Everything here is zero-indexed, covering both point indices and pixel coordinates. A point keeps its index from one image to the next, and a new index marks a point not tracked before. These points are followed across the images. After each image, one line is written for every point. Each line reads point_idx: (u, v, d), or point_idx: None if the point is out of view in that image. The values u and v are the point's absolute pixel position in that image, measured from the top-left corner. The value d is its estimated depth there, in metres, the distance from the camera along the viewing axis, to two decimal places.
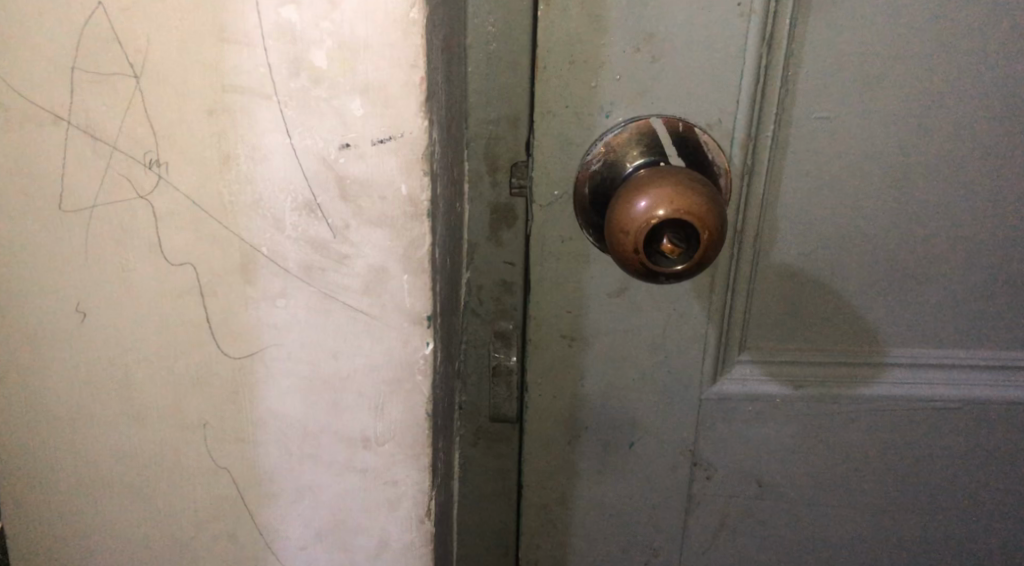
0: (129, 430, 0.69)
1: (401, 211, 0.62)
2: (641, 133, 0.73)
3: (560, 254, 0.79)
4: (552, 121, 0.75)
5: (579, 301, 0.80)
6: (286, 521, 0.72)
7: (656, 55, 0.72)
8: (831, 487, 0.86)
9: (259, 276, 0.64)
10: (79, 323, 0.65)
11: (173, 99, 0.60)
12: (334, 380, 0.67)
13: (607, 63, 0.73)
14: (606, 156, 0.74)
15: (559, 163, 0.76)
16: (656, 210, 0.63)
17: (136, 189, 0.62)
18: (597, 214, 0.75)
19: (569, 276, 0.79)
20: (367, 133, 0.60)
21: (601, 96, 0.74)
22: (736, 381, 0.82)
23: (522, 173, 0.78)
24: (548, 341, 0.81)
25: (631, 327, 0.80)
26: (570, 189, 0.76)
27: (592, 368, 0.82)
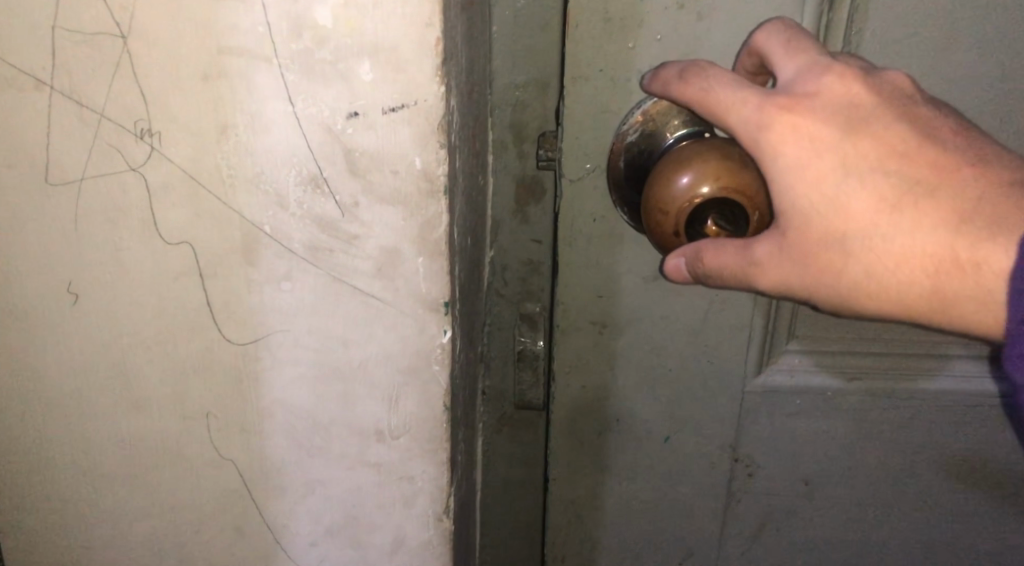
0: (128, 417, 0.64)
1: (416, 188, 0.56)
2: None
3: (591, 235, 0.72)
4: (583, 87, 0.68)
5: (611, 284, 0.73)
6: (295, 516, 0.67)
7: (704, 12, 0.65)
8: (885, 487, 0.79)
9: (261, 257, 0.59)
10: (71, 305, 0.61)
11: (161, 62, 0.54)
12: (346, 368, 0.62)
13: (648, 22, 0.66)
14: (644, 126, 0.67)
15: (591, 133, 0.69)
16: (700, 187, 0.57)
17: (127, 161, 0.57)
18: (634, 187, 0.69)
19: (602, 258, 0.73)
20: (378, 100, 0.54)
21: (640, 59, 0.67)
22: (783, 371, 0.76)
23: (549, 144, 0.73)
24: (576, 327, 0.75)
25: (667, 314, 0.74)
26: (604, 161, 0.70)
27: (625, 356, 0.76)
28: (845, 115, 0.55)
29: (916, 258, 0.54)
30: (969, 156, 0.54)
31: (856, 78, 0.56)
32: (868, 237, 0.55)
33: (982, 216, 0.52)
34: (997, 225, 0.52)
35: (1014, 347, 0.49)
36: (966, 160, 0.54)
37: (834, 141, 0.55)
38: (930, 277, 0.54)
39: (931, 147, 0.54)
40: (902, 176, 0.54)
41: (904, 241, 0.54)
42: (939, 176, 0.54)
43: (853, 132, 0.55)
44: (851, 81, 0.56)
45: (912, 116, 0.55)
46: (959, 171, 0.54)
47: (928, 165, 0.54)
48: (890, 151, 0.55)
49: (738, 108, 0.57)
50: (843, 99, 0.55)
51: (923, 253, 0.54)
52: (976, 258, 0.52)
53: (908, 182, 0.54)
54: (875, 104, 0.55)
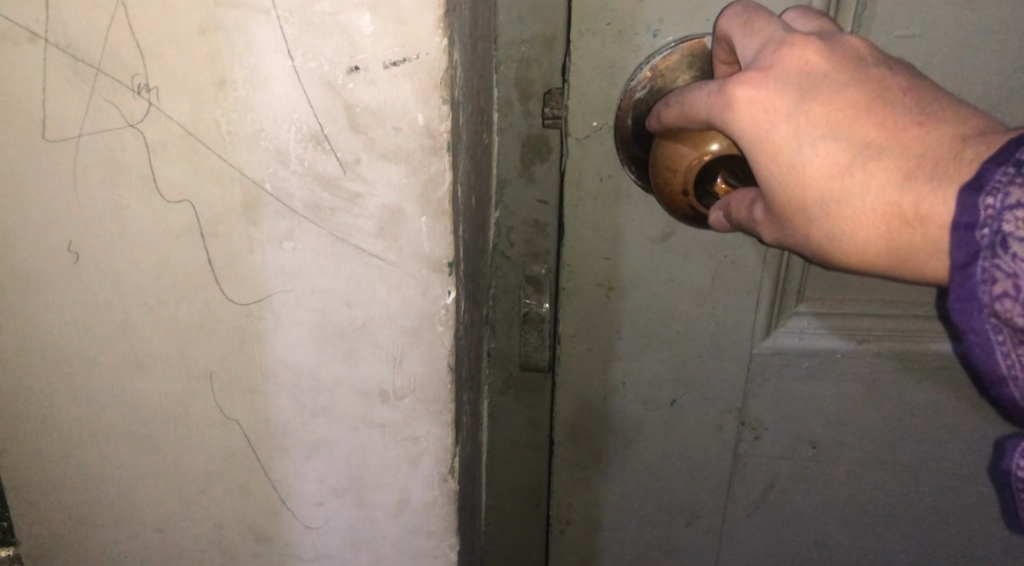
0: (132, 376, 0.64)
1: (418, 144, 0.55)
2: (694, 55, 0.65)
3: (597, 194, 0.71)
4: (591, 41, 0.66)
5: (618, 245, 0.73)
6: (301, 476, 0.68)
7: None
8: (893, 453, 0.79)
9: (263, 215, 0.58)
10: (72, 263, 0.60)
11: (157, 13, 0.53)
12: (349, 329, 0.62)
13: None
14: (653, 82, 0.66)
15: (599, 90, 0.68)
16: (709, 145, 0.59)
17: (125, 117, 0.56)
18: (642, 147, 0.68)
19: (609, 218, 0.72)
20: (379, 54, 0.53)
21: (649, 12, 0.65)
22: (791, 333, 0.75)
23: (556, 102, 0.73)
24: (582, 288, 0.75)
25: (674, 275, 0.73)
26: (612, 120, 0.68)
27: (632, 318, 0.75)
28: (798, 83, 0.53)
29: (870, 219, 0.51)
30: (921, 112, 0.51)
31: (810, 44, 0.54)
32: (824, 201, 0.52)
33: (927, 170, 0.49)
34: (938, 177, 0.48)
35: (959, 289, 0.46)
36: (917, 118, 0.50)
37: (786, 112, 0.53)
38: (883, 236, 0.50)
39: (883, 107, 0.51)
40: (853, 139, 0.51)
41: (857, 203, 0.51)
42: (889, 135, 0.51)
43: (804, 98, 0.53)
44: (806, 50, 0.54)
45: (868, 77, 0.53)
46: (910, 129, 0.50)
47: (879, 125, 0.51)
48: (842, 114, 0.52)
49: (701, 98, 0.57)
50: (796, 67, 0.54)
51: (876, 213, 0.50)
52: (921, 213, 0.48)
53: (859, 144, 0.51)
54: (829, 69, 0.53)
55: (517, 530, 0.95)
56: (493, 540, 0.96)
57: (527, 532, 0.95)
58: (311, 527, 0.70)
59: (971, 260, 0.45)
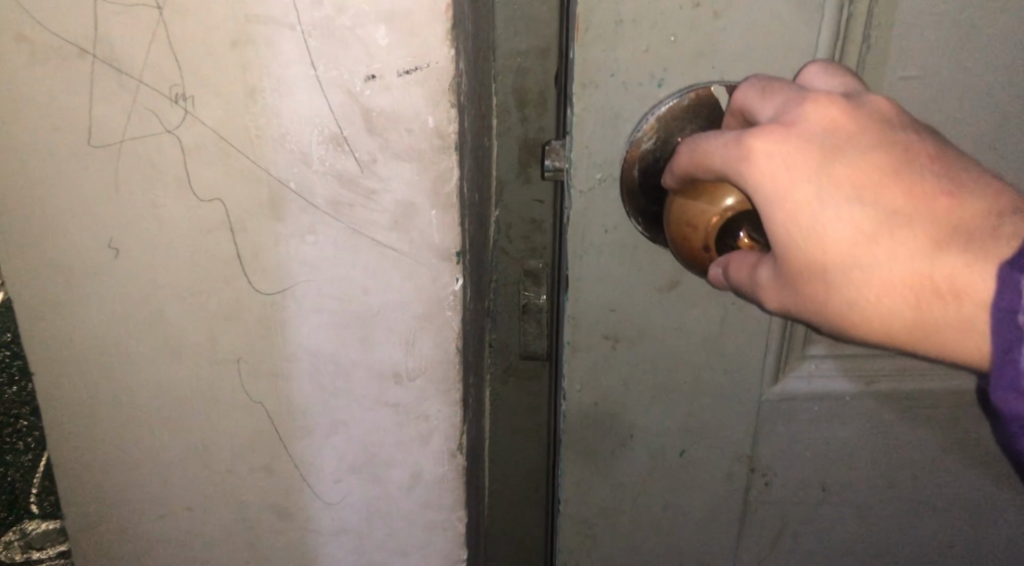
0: (164, 362, 0.70)
1: (429, 144, 0.61)
2: (699, 104, 0.63)
3: (604, 248, 0.69)
4: (594, 93, 0.65)
5: (625, 298, 0.71)
6: (321, 454, 0.74)
7: (720, 9, 0.62)
8: (897, 494, 0.79)
9: (287, 211, 0.64)
10: (112, 259, 0.65)
11: (194, 30, 0.58)
12: (365, 315, 0.68)
13: (662, 22, 0.63)
14: (660, 134, 0.65)
15: (602, 141, 0.66)
16: (726, 200, 0.57)
17: (162, 123, 0.61)
18: (649, 199, 0.66)
19: (615, 270, 0.70)
20: (393, 63, 0.59)
21: (654, 62, 0.64)
22: (800, 380, 0.75)
23: (557, 154, 0.71)
24: (589, 342, 0.73)
25: (682, 324, 0.72)
26: (616, 172, 0.67)
27: (638, 371, 0.74)
28: (822, 143, 0.53)
29: (897, 287, 0.51)
30: (951, 183, 0.51)
31: (834, 102, 0.54)
32: (849, 267, 0.52)
33: (962, 243, 0.50)
34: (973, 251, 0.49)
35: (1003, 377, 0.48)
36: (945, 188, 0.51)
37: (810, 172, 0.53)
38: (911, 306, 0.51)
39: (908, 175, 0.52)
40: (880, 206, 0.52)
41: (882, 271, 0.52)
42: (919, 203, 0.51)
43: (830, 159, 0.53)
44: (829, 107, 0.54)
45: (893, 143, 0.53)
46: (940, 198, 0.51)
47: (907, 193, 0.51)
48: (869, 180, 0.52)
49: (718, 149, 0.56)
50: (821, 125, 0.53)
51: (904, 283, 0.51)
52: (956, 287, 0.50)
53: (886, 211, 0.52)
54: (853, 130, 0.53)
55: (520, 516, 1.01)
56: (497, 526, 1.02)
57: (528, 519, 1.01)
58: (330, 504, 0.76)
59: (1014, 348, 0.47)
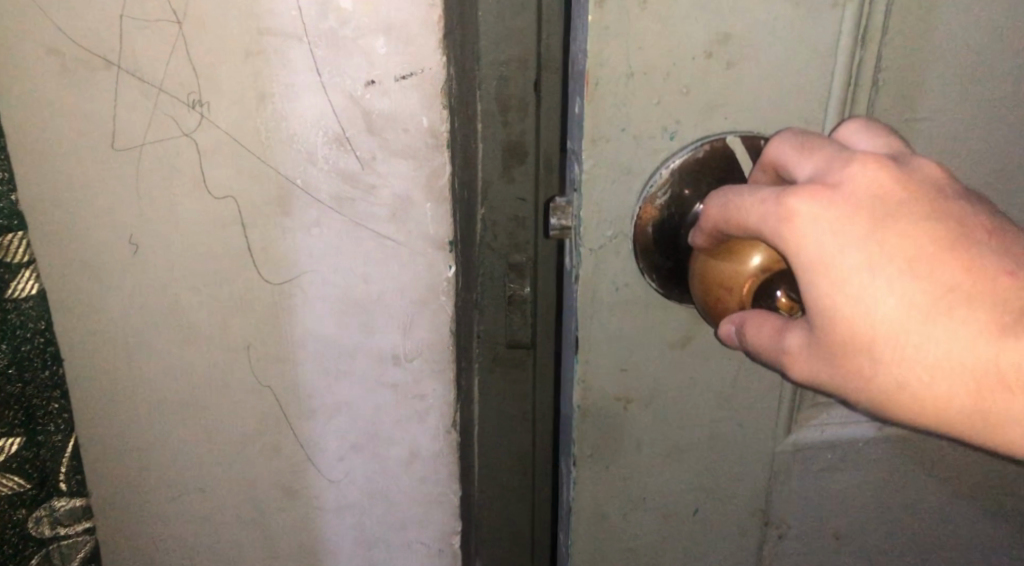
0: (180, 350, 0.75)
1: (423, 143, 0.68)
2: (715, 157, 0.60)
3: (615, 307, 0.65)
4: (604, 148, 0.61)
5: (637, 356, 0.67)
6: (324, 434, 0.80)
7: (734, 58, 0.58)
8: (916, 550, 0.76)
9: (294, 206, 0.70)
10: (132, 254, 0.71)
11: (211, 42, 0.64)
12: (366, 301, 0.74)
13: (674, 73, 0.59)
14: (675, 188, 0.61)
15: (614, 199, 0.62)
16: (753, 258, 0.54)
17: (180, 127, 0.67)
18: (666, 255, 0.62)
19: (627, 329, 0.66)
20: (391, 69, 0.65)
21: (665, 115, 0.60)
22: (813, 428, 0.72)
23: (563, 212, 0.66)
24: (598, 406, 0.68)
25: (694, 379, 0.67)
26: (628, 229, 0.63)
27: (649, 431, 0.69)
28: (872, 209, 0.50)
29: (953, 367, 0.50)
30: (1011, 260, 0.49)
31: (884, 166, 0.51)
32: (900, 344, 0.50)
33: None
34: None
35: None
36: (1005, 265, 0.49)
37: (860, 240, 0.50)
38: (967, 389, 0.50)
39: (965, 249, 0.49)
40: (936, 281, 0.49)
41: (936, 349, 0.50)
42: (977, 280, 0.49)
43: (881, 227, 0.50)
44: (877, 170, 0.51)
45: (947, 212, 0.50)
46: (1002, 277, 0.49)
47: (965, 269, 0.49)
48: (925, 253, 0.50)
49: (754, 207, 0.53)
50: (870, 190, 0.51)
51: (961, 363, 0.50)
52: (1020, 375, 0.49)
53: (942, 287, 0.49)
54: (905, 197, 0.50)
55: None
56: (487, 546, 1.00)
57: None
58: (333, 481, 0.82)
59: None
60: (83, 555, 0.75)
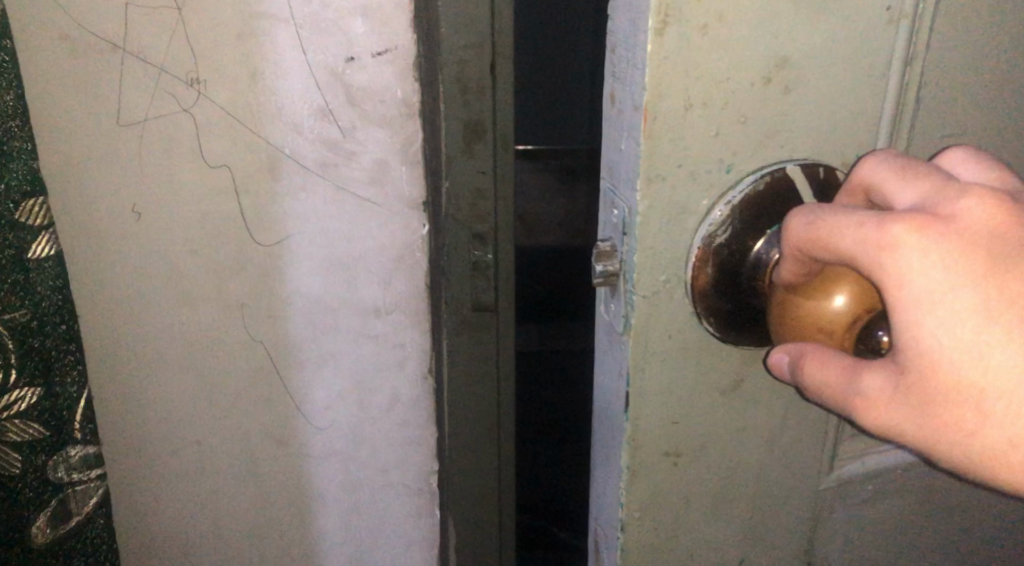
0: (179, 310, 0.83)
1: (398, 112, 0.78)
2: (779, 193, 0.45)
3: (669, 359, 0.48)
4: (660, 190, 0.45)
5: (690, 405, 0.49)
6: (312, 385, 0.88)
7: (793, 85, 0.44)
8: None
9: (283, 173, 0.79)
10: (135, 221, 0.78)
11: (207, 25, 0.72)
12: (349, 259, 0.83)
13: (732, 101, 0.44)
14: (738, 222, 0.45)
15: (668, 240, 0.46)
16: (839, 297, 0.41)
17: (179, 104, 0.75)
18: (725, 296, 0.46)
19: (684, 380, 0.49)
20: (369, 47, 0.75)
21: (722, 146, 0.45)
22: (853, 459, 0.55)
23: (609, 256, 0.47)
24: (648, 465, 0.50)
25: (745, 424, 0.51)
26: (681, 272, 0.46)
27: (701, 484, 0.51)
28: (985, 246, 0.39)
29: None
30: None
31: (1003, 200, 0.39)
32: (1008, 398, 0.39)
33: None
34: None
35: None
36: None
37: (970, 279, 0.39)
38: None
39: None
40: None
41: None
42: None
43: (995, 265, 0.39)
44: (996, 203, 0.39)
45: None
46: None
47: None
48: None
49: (850, 232, 0.40)
50: (987, 224, 0.39)
51: None
52: None
53: None
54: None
55: (477, 543, 0.96)
56: (459, 553, 0.96)
57: (489, 545, 0.96)
58: (321, 428, 0.90)
59: None
60: (96, 500, 0.82)
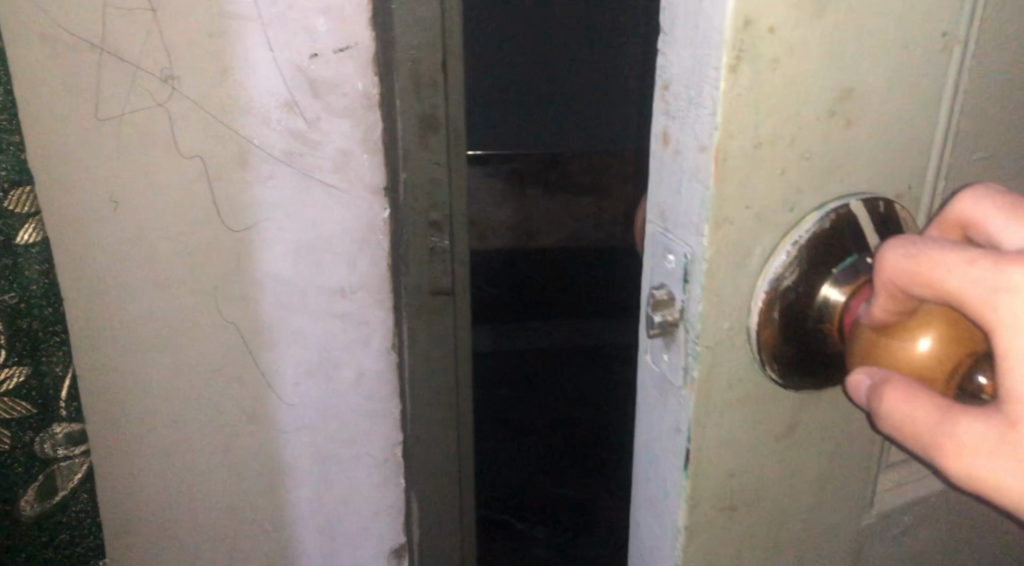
0: (154, 295, 0.88)
1: (359, 104, 0.85)
2: (832, 243, 0.55)
3: (728, 410, 0.57)
4: (727, 232, 0.53)
5: (741, 461, 0.59)
6: (283, 363, 0.94)
7: (852, 117, 0.54)
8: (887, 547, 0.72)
9: (253, 162, 0.85)
10: (111, 211, 0.83)
11: (180, 25, 0.79)
12: (316, 243, 0.89)
13: (800, 139, 0.53)
14: (813, 271, 0.55)
15: (732, 286, 0.54)
16: (927, 334, 0.49)
17: (154, 99, 0.80)
18: (796, 336, 0.56)
19: (740, 433, 0.58)
20: (331, 44, 0.83)
21: (787, 184, 0.54)
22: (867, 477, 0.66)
23: (670, 308, 0.56)
24: (706, 523, 0.59)
25: (792, 460, 0.61)
26: (749, 320, 0.55)
27: (752, 530, 0.61)
28: None
29: None
30: None
31: None
32: None
33: None
34: None
35: None
36: None
37: None
38: None
39: None
40: None
41: None
42: None
43: None
44: None
45: None
46: None
47: None
48: None
49: (951, 272, 0.47)
50: None
51: None
52: None
53: None
54: None
55: (439, 517, 1.00)
56: (422, 529, 1.01)
57: (450, 518, 1.01)
58: (291, 404, 0.96)
59: None
60: (80, 476, 0.86)
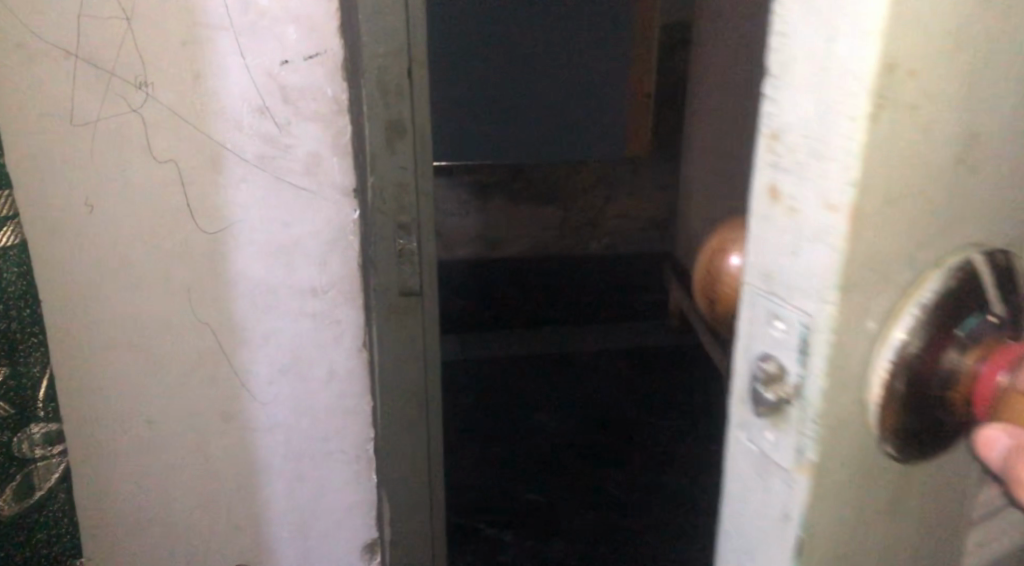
0: (130, 296, 0.90)
1: (328, 108, 0.88)
2: (961, 291, 0.43)
3: (841, 494, 0.43)
4: (856, 296, 0.39)
5: (850, 545, 0.45)
6: (256, 362, 0.96)
7: (976, 164, 0.42)
8: None
9: (225, 166, 0.87)
10: (87, 214, 0.86)
11: (154, 34, 0.81)
12: (288, 244, 0.92)
13: (928, 193, 0.40)
14: (943, 327, 0.42)
15: (855, 356, 0.40)
16: None
17: (129, 105, 0.83)
18: (918, 411, 0.43)
19: (848, 520, 0.44)
20: (300, 51, 0.86)
21: (912, 241, 0.41)
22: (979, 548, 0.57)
23: (779, 382, 0.42)
24: None
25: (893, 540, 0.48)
26: (869, 392, 0.41)
27: None
28: None
29: None
30: None
31: None
32: None
33: None
34: None
35: None
36: None
37: None
38: None
39: None
40: None
41: None
42: None
43: None
44: None
45: None
46: None
47: None
48: None
49: None
50: None
51: None
52: None
53: None
54: None
55: (410, 509, 1.03)
56: (394, 521, 1.03)
57: (421, 508, 1.03)
58: (265, 402, 0.98)
59: None
60: (58, 476, 0.88)
